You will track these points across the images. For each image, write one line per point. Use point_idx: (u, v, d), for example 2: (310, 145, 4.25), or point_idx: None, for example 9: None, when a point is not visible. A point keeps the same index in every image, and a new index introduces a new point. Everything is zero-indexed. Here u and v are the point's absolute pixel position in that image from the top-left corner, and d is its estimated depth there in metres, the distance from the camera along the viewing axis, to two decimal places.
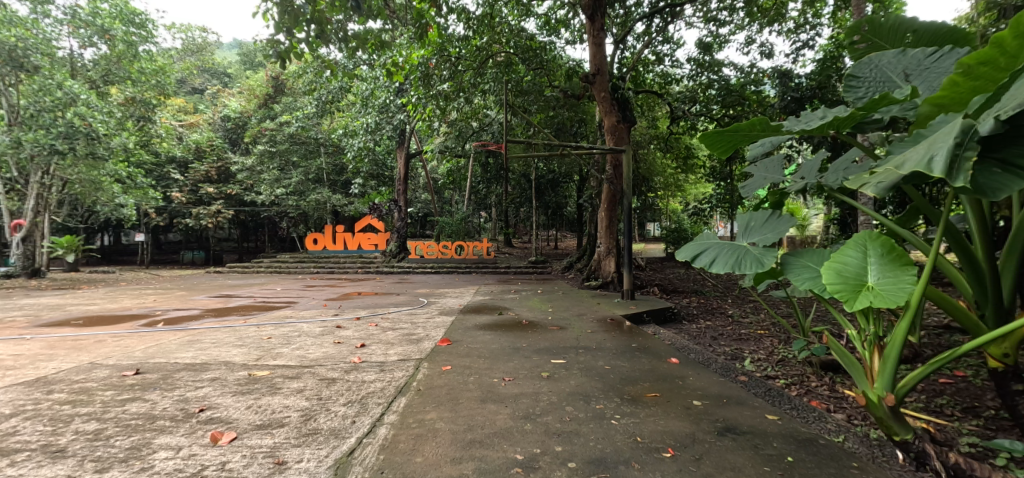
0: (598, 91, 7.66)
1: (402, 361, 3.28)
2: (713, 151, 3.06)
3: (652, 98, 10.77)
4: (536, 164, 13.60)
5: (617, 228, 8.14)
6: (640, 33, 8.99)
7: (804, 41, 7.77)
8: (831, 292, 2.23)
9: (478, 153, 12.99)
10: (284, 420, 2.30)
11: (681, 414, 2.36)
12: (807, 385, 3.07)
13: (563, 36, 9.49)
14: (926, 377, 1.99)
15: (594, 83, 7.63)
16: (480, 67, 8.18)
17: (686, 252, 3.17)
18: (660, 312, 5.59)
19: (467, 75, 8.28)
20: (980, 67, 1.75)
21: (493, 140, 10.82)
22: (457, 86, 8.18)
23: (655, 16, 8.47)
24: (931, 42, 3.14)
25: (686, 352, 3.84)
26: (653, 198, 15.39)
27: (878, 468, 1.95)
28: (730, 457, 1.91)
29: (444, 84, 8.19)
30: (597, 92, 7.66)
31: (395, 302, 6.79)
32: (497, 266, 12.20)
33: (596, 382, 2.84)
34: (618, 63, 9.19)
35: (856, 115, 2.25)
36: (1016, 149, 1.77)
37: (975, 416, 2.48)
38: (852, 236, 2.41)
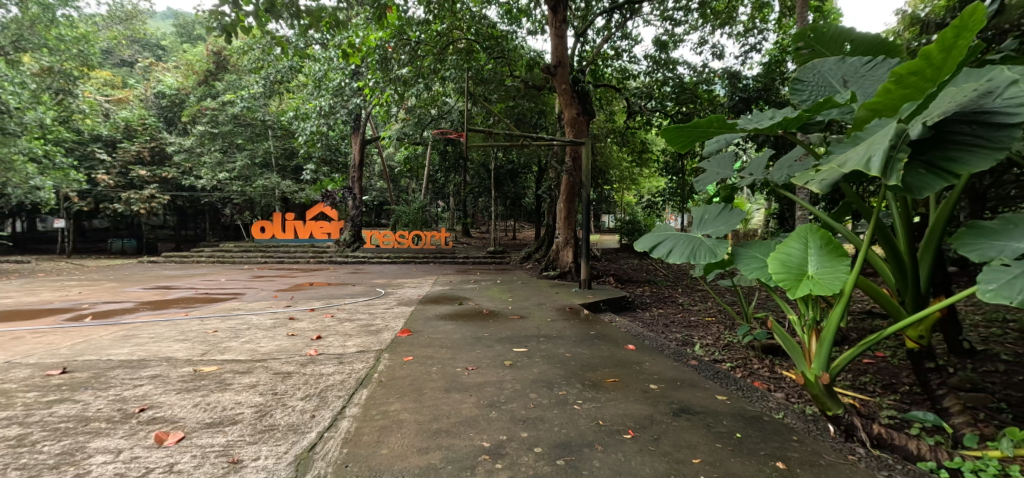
0: (559, 83, 7.68)
1: (361, 353, 3.22)
2: (671, 145, 3.15)
3: (610, 92, 11.03)
4: (496, 153, 13.58)
5: (575, 219, 8.30)
6: (599, 28, 9.13)
7: (753, 45, 8.16)
8: (775, 281, 2.40)
9: (436, 141, 12.85)
10: (237, 417, 2.22)
11: (640, 397, 2.48)
12: (751, 367, 3.29)
13: (524, 26, 9.48)
14: (856, 358, 2.18)
15: (555, 75, 7.65)
16: (440, 53, 8.10)
17: (645, 242, 3.26)
18: (616, 301, 5.79)
19: (427, 60, 8.17)
20: (910, 77, 1.91)
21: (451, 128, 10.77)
22: (416, 71, 8.06)
23: (614, 12, 8.63)
24: (865, 52, 3.39)
25: (641, 338, 4.02)
26: (608, 190, 15.74)
27: (815, 440, 2.14)
28: (686, 436, 2.03)
29: (402, 68, 8.06)
30: (558, 83, 7.70)
31: (351, 292, 6.67)
32: (455, 257, 12.13)
33: (558, 369, 2.92)
34: (579, 56, 9.32)
35: (802, 117, 2.42)
36: (939, 152, 1.88)
37: (893, 392, 2.78)
38: (794, 229, 2.59)
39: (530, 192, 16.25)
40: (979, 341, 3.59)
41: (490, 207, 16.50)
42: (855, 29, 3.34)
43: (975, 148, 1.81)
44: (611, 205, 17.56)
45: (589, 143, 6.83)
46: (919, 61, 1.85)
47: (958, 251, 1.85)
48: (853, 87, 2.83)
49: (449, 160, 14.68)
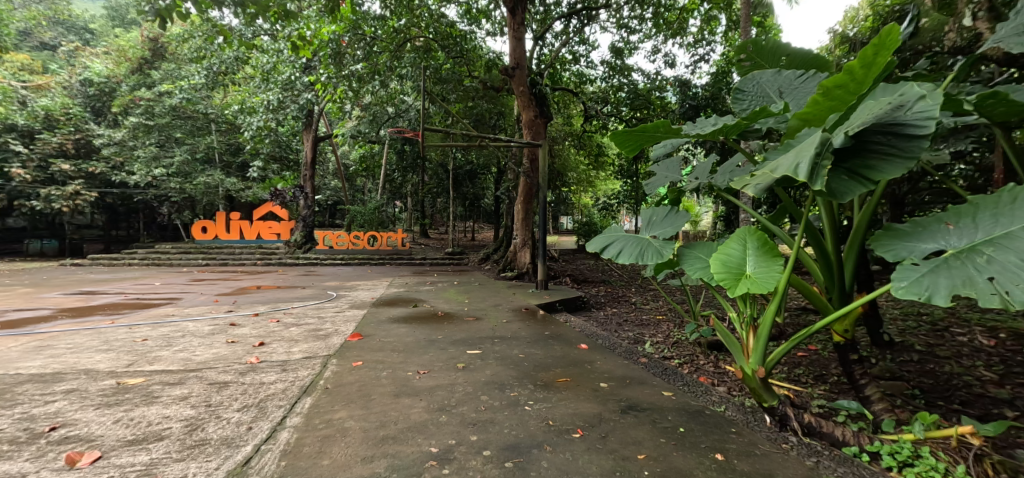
0: (517, 85, 7.71)
1: (307, 359, 3.11)
2: (621, 149, 3.23)
3: (567, 96, 11.19)
4: (455, 153, 13.46)
5: (532, 220, 8.37)
6: (558, 32, 9.26)
7: (701, 55, 8.52)
8: (717, 280, 2.51)
9: (393, 140, 12.61)
10: (163, 432, 2.08)
11: (590, 396, 2.52)
12: (697, 363, 3.43)
13: (484, 26, 9.46)
14: (789, 352, 2.32)
15: (513, 77, 7.68)
16: (397, 50, 7.97)
17: (596, 243, 3.34)
18: (571, 301, 5.88)
19: (383, 57, 8.01)
20: (836, 90, 2.05)
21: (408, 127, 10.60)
22: (371, 68, 7.89)
23: (573, 17, 8.78)
24: (800, 66, 3.62)
25: (594, 338, 4.10)
26: (566, 192, 15.96)
27: (752, 431, 2.25)
28: (632, 432, 2.09)
29: (357, 64, 7.90)
30: (516, 85, 7.74)
31: (300, 295, 6.42)
32: (413, 258, 11.94)
33: (511, 370, 2.93)
34: (538, 60, 9.42)
35: (740, 125, 2.55)
36: (858, 160, 2.02)
37: (823, 382, 2.98)
38: (734, 230, 2.72)
39: (489, 193, 16.23)
40: (898, 333, 3.91)
41: (448, 208, 16.32)
42: (790, 44, 3.57)
43: (889, 156, 1.96)
44: (569, 207, 17.81)
45: (546, 145, 6.91)
46: (846, 74, 1.98)
47: (875, 252, 1.97)
48: (787, 98, 3.01)
49: (406, 159, 14.41)
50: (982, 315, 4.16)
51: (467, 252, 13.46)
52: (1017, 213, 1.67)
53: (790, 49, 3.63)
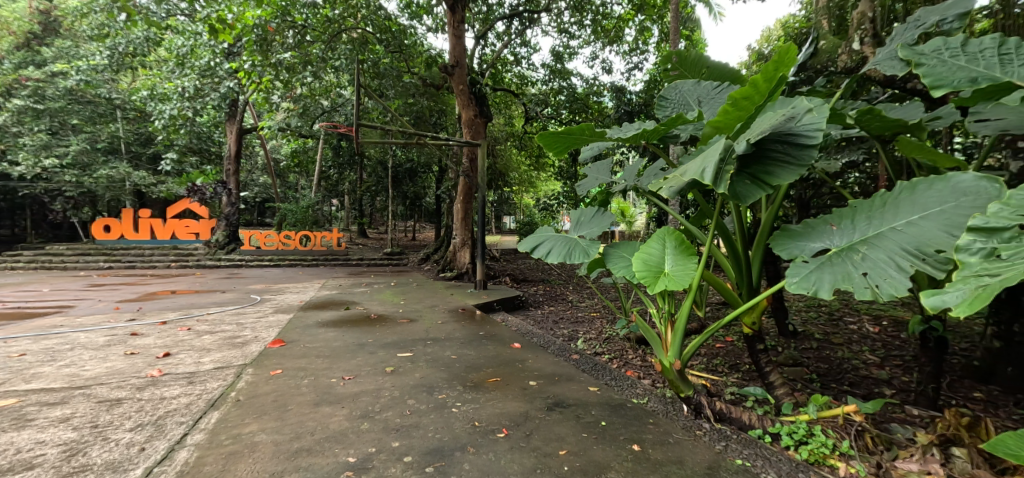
0: (456, 83, 7.65)
1: (219, 369, 2.89)
2: (550, 150, 3.29)
3: (508, 96, 11.26)
4: (394, 151, 13.11)
5: (472, 220, 8.35)
6: (499, 33, 9.29)
7: (636, 64, 8.90)
8: (638, 278, 2.62)
9: (328, 135, 12.07)
10: (35, 460, 1.85)
11: (519, 395, 2.55)
12: (626, 358, 3.57)
13: (425, 22, 9.29)
14: (702, 345, 2.48)
15: (453, 75, 7.61)
16: (331, 40, 7.64)
17: (527, 243, 3.40)
18: (509, 300, 5.92)
19: (315, 47, 7.64)
20: (743, 101, 2.21)
21: (344, 123, 10.19)
22: (303, 57, 7.49)
23: (514, 19, 8.84)
24: (718, 78, 3.88)
25: (529, 336, 4.15)
26: (508, 192, 16.05)
27: (669, 421, 2.38)
28: (556, 429, 2.14)
29: (286, 52, 7.46)
30: (455, 83, 7.67)
31: (219, 300, 5.97)
32: (349, 258, 11.50)
33: (441, 372, 2.90)
34: (479, 59, 9.40)
35: (659, 130, 2.70)
36: (758, 166, 2.19)
37: (737, 370, 3.22)
38: (654, 231, 2.86)
39: (430, 192, 15.98)
40: (801, 323, 4.31)
41: (387, 206, 15.88)
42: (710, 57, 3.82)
43: (783, 163, 2.14)
44: (511, 207, 17.91)
45: (485, 144, 6.89)
46: (752, 88, 2.14)
47: (772, 250, 2.13)
48: (704, 106, 3.22)
49: (342, 156, 13.85)
50: (870, 306, 4.68)
51: (407, 252, 13.18)
52: (886, 216, 1.89)
53: (710, 61, 3.89)
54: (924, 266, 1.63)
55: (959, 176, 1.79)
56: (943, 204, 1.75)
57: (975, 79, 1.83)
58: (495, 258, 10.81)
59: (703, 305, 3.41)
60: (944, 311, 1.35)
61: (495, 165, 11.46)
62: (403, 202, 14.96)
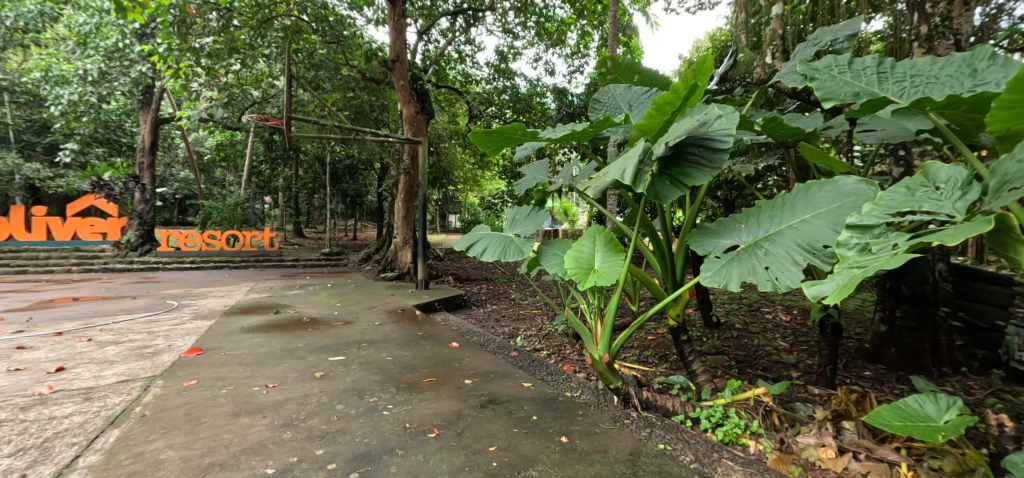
0: (397, 79, 7.46)
1: (123, 383, 2.65)
2: (485, 149, 3.31)
3: (452, 94, 11.11)
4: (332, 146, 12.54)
5: (414, 219, 8.19)
6: (443, 29, 9.14)
7: (577, 67, 9.10)
8: (570, 275, 2.70)
9: (258, 129, 11.34)
10: None
11: (453, 394, 2.55)
12: (563, 353, 3.66)
13: (365, 14, 8.95)
14: (629, 338, 2.60)
15: (393, 70, 7.40)
16: (260, 27, 7.26)
17: (463, 242, 3.40)
18: (451, 299, 5.87)
19: (242, 32, 7.18)
20: (665, 106, 2.32)
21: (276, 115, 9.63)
22: (228, 44, 6.97)
23: (458, 15, 8.74)
24: (649, 83, 4.07)
25: (469, 335, 4.14)
26: (452, 191, 15.88)
27: (597, 412, 2.47)
28: (488, 426, 2.16)
29: (209, 37, 6.91)
30: (395, 79, 7.46)
31: (129, 307, 5.45)
32: (282, 259, 10.89)
33: (374, 374, 2.83)
34: (422, 55, 9.22)
35: (588, 131, 2.80)
36: (677, 167, 2.32)
37: (665, 361, 3.40)
38: (586, 229, 2.96)
39: (371, 191, 15.49)
40: (724, 314, 4.62)
41: (325, 205, 15.22)
42: (642, 64, 3.99)
43: (698, 165, 2.29)
44: (455, 205, 17.72)
45: (426, 142, 6.79)
46: (674, 95, 2.26)
47: (689, 247, 2.28)
48: (632, 111, 3.35)
49: (274, 151, 13.07)
50: (783, 297, 5.11)
51: (346, 252, 12.69)
52: (785, 214, 2.07)
53: (642, 68, 4.05)
54: (815, 260, 1.81)
55: (845, 178, 2.00)
56: (832, 204, 1.95)
57: (858, 93, 2.05)
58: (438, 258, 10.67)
59: (636, 299, 3.56)
60: (816, 301, 1.52)
61: (439, 164, 11.29)
62: (342, 200, 14.35)
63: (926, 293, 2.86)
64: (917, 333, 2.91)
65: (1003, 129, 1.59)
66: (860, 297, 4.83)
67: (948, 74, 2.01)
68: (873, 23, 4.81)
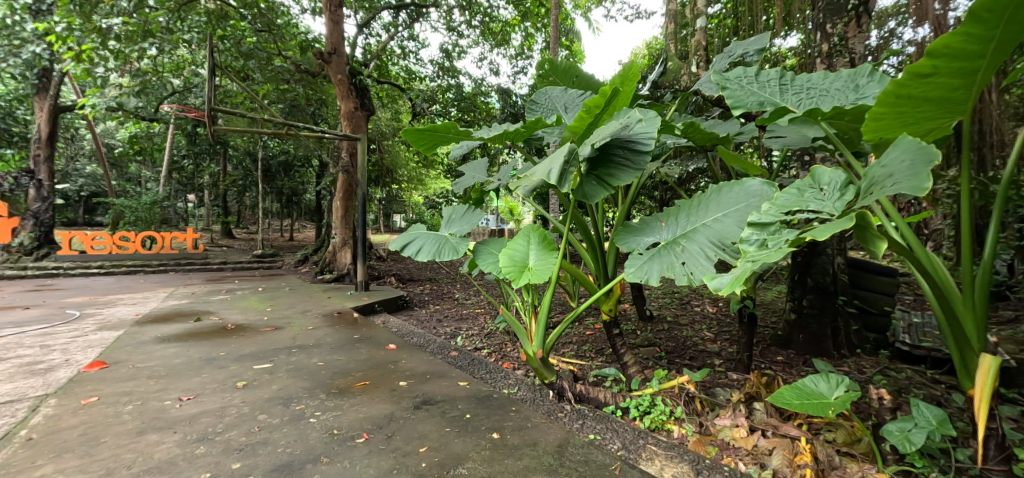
0: (334, 72, 7.16)
1: (6, 404, 2.37)
2: (418, 147, 3.28)
3: (394, 91, 10.82)
4: (264, 141, 11.84)
5: (353, 219, 7.91)
6: (385, 23, 8.88)
7: (521, 68, 9.17)
8: (504, 273, 2.73)
9: (179, 122, 10.48)
10: None
11: (387, 397, 2.51)
12: (503, 351, 3.69)
13: (299, 2, 8.49)
14: (562, 333, 2.68)
15: (330, 63, 7.09)
16: (180, 10, 6.69)
17: (397, 241, 3.34)
18: (392, 301, 5.73)
19: (159, 14, 6.58)
20: (595, 109, 2.39)
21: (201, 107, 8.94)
22: (142, 28, 6.37)
23: (401, 10, 8.52)
24: (585, 86, 4.19)
25: (408, 337, 4.07)
26: (395, 190, 15.49)
27: (531, 407, 2.53)
28: (420, 427, 2.15)
29: (119, 19, 6.28)
30: (332, 72, 7.15)
31: (21, 318, 4.86)
32: (209, 262, 10.14)
33: (303, 381, 2.72)
34: (363, 49, 8.91)
35: (520, 131, 2.84)
36: (603, 168, 2.42)
37: (601, 354, 3.52)
38: (520, 228, 3.00)
39: (308, 189, 14.77)
40: (657, 308, 4.85)
41: (257, 203, 14.35)
42: (578, 67, 4.10)
43: (624, 166, 2.39)
44: (398, 204, 17.30)
45: (365, 139, 6.58)
46: (603, 98, 2.35)
47: (615, 244, 2.39)
48: (567, 113, 3.44)
49: (198, 146, 12.12)
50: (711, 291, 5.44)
51: (281, 254, 12.02)
52: (701, 213, 2.21)
53: (579, 71, 4.15)
54: (725, 255, 1.95)
55: (752, 181, 2.17)
56: (740, 204, 2.11)
57: (762, 103, 2.23)
58: (381, 259, 10.37)
59: (575, 296, 3.64)
60: (718, 293, 1.65)
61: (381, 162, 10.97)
62: (277, 199, 13.58)
63: (827, 284, 3.17)
64: (820, 320, 3.21)
65: (876, 138, 1.80)
66: (777, 288, 5.24)
67: (837, 88, 2.23)
68: (786, 40, 5.24)
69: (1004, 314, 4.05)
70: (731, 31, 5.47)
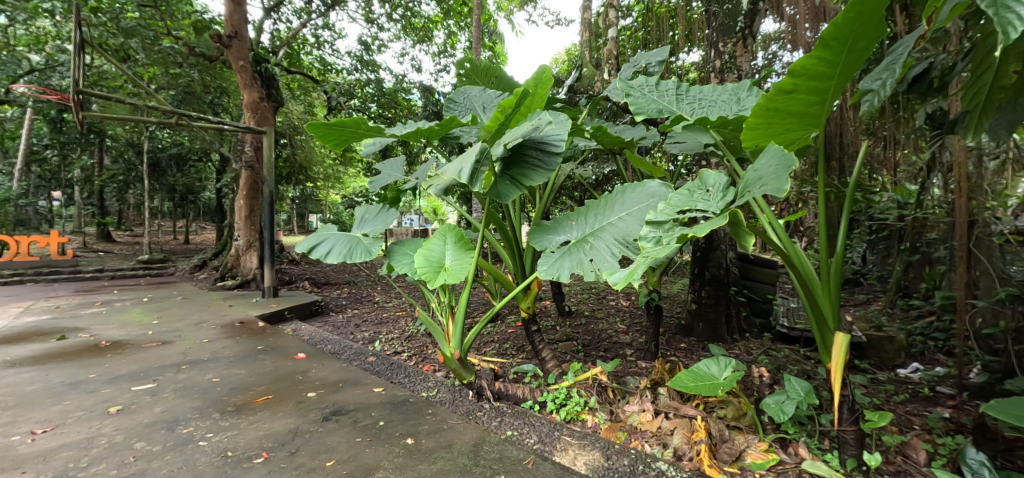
0: (235, 58, 6.54)
1: None
2: (325, 142, 3.12)
3: (307, 82, 10.14)
4: (152, 131, 10.55)
5: (259, 219, 7.31)
6: (296, 8, 8.27)
7: (444, 66, 9.03)
8: (419, 274, 2.68)
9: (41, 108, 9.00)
10: None
11: (292, 410, 2.37)
12: (424, 353, 3.62)
13: None
14: (479, 333, 2.68)
15: (230, 47, 6.44)
16: None
17: (304, 243, 3.15)
18: (304, 307, 5.39)
19: None
20: (508, 110, 2.42)
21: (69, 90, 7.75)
22: None
23: None
24: (505, 87, 4.22)
25: (322, 344, 3.85)
26: (309, 188, 14.56)
27: (447, 408, 2.51)
28: (327, 439, 2.07)
29: None
30: (232, 58, 6.51)
31: None
32: (82, 270, 8.85)
33: (194, 400, 2.48)
34: (271, 35, 8.24)
35: (435, 130, 2.80)
36: (515, 169, 2.46)
37: (522, 351, 3.57)
38: (437, 228, 2.96)
39: (206, 187, 13.42)
40: (576, 303, 5.03)
41: (145, 202, 12.78)
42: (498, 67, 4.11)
43: (536, 167, 2.45)
44: (313, 203, 16.30)
45: (271, 133, 6.09)
46: (516, 100, 2.39)
47: (529, 242, 2.45)
48: (484, 112, 3.45)
49: (64, 135, 10.48)
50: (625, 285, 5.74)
51: (174, 258, 10.81)
52: (607, 212, 2.33)
53: (498, 72, 4.17)
54: (627, 251, 2.07)
55: (652, 183, 2.34)
56: (642, 203, 2.26)
57: (661, 110, 2.39)
58: (293, 262, 9.71)
59: (497, 295, 3.65)
60: (618, 288, 1.76)
61: (293, 158, 10.26)
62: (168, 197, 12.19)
63: (721, 276, 3.49)
64: (716, 308, 3.52)
65: (752, 145, 2.02)
66: (682, 281, 5.66)
67: (723, 100, 2.46)
68: (688, 55, 5.70)
69: (859, 297, 4.73)
70: (640, 43, 5.83)
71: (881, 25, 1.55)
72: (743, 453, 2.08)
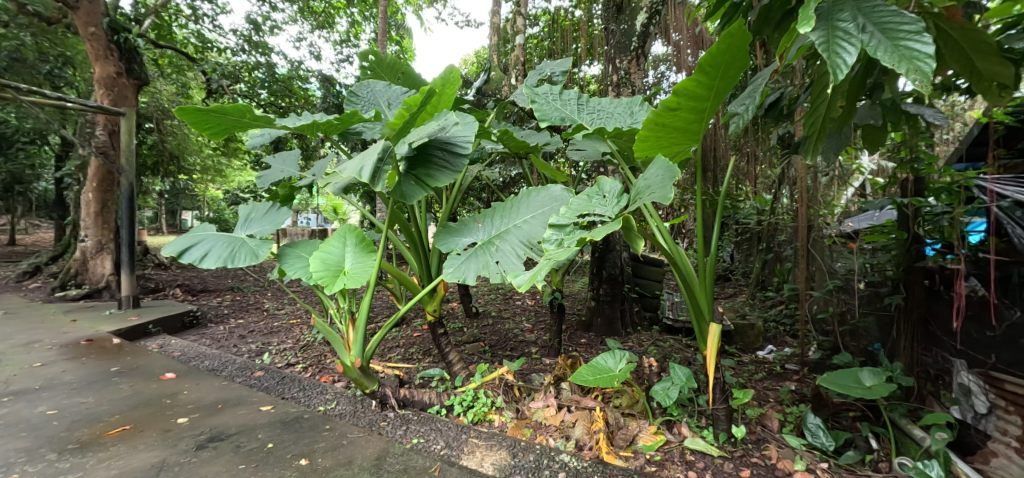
0: (82, 22, 5.52)
1: None
2: (201, 129, 2.78)
3: (181, 59, 8.93)
4: None
5: (114, 217, 6.29)
6: None
7: (346, 55, 8.51)
8: (316, 279, 2.50)
9: None
10: None
11: (157, 440, 2.08)
12: (322, 363, 3.40)
13: None
14: (382, 339, 2.58)
15: (76, 9, 5.44)
16: None
17: (174, 245, 2.77)
18: (174, 319, 4.74)
19: None
20: (413, 108, 2.37)
21: None
22: None
23: None
24: (411, 84, 4.10)
25: (198, 360, 3.43)
26: (182, 181, 12.85)
27: (347, 421, 2.38)
28: (203, 470, 1.86)
29: None
30: (79, 22, 5.49)
31: None
32: None
33: (21, 440, 2.07)
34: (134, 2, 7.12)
35: (333, 124, 2.62)
36: (421, 168, 2.41)
37: (428, 355, 3.51)
38: (335, 229, 2.79)
39: (42, 176, 11.19)
40: (482, 304, 5.05)
41: None
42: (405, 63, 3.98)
43: (442, 168, 2.42)
44: (188, 198, 14.42)
45: (131, 116, 5.27)
46: (422, 98, 2.34)
47: (435, 245, 2.41)
48: (389, 109, 3.32)
49: None
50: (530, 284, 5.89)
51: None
52: (512, 215, 2.38)
53: (406, 68, 4.04)
54: (532, 253, 2.14)
55: (555, 187, 2.43)
56: (546, 207, 2.34)
57: (564, 118, 2.49)
58: (160, 266, 8.49)
59: (402, 298, 3.54)
60: (521, 290, 1.80)
61: (161, 145, 8.97)
62: None
63: (617, 275, 3.73)
64: (612, 305, 3.76)
65: (643, 156, 2.19)
66: (582, 280, 5.95)
67: (619, 112, 2.63)
68: (589, 67, 6.02)
69: (730, 292, 5.36)
70: (546, 52, 6.03)
71: (745, 57, 1.76)
72: (635, 438, 2.23)
